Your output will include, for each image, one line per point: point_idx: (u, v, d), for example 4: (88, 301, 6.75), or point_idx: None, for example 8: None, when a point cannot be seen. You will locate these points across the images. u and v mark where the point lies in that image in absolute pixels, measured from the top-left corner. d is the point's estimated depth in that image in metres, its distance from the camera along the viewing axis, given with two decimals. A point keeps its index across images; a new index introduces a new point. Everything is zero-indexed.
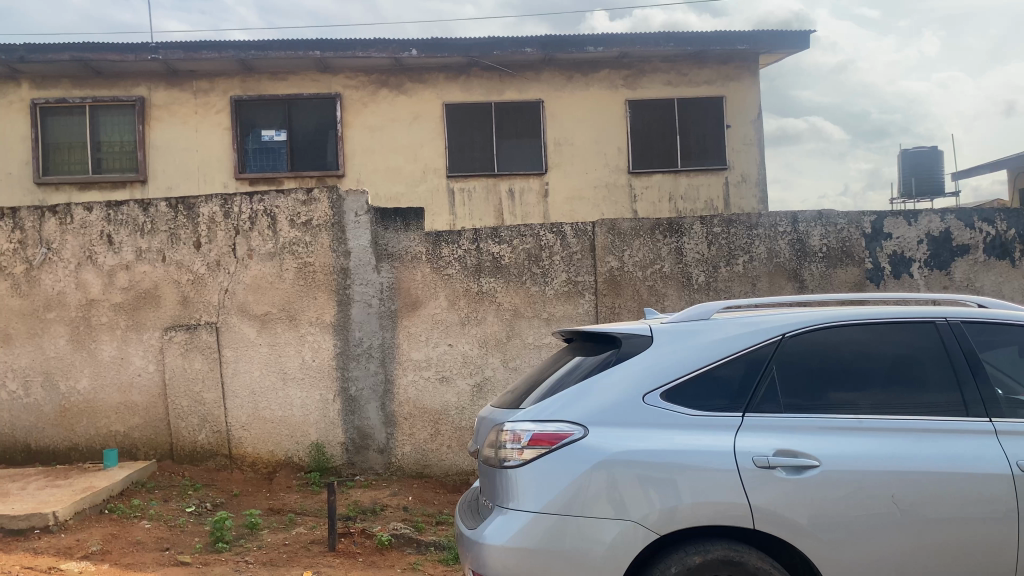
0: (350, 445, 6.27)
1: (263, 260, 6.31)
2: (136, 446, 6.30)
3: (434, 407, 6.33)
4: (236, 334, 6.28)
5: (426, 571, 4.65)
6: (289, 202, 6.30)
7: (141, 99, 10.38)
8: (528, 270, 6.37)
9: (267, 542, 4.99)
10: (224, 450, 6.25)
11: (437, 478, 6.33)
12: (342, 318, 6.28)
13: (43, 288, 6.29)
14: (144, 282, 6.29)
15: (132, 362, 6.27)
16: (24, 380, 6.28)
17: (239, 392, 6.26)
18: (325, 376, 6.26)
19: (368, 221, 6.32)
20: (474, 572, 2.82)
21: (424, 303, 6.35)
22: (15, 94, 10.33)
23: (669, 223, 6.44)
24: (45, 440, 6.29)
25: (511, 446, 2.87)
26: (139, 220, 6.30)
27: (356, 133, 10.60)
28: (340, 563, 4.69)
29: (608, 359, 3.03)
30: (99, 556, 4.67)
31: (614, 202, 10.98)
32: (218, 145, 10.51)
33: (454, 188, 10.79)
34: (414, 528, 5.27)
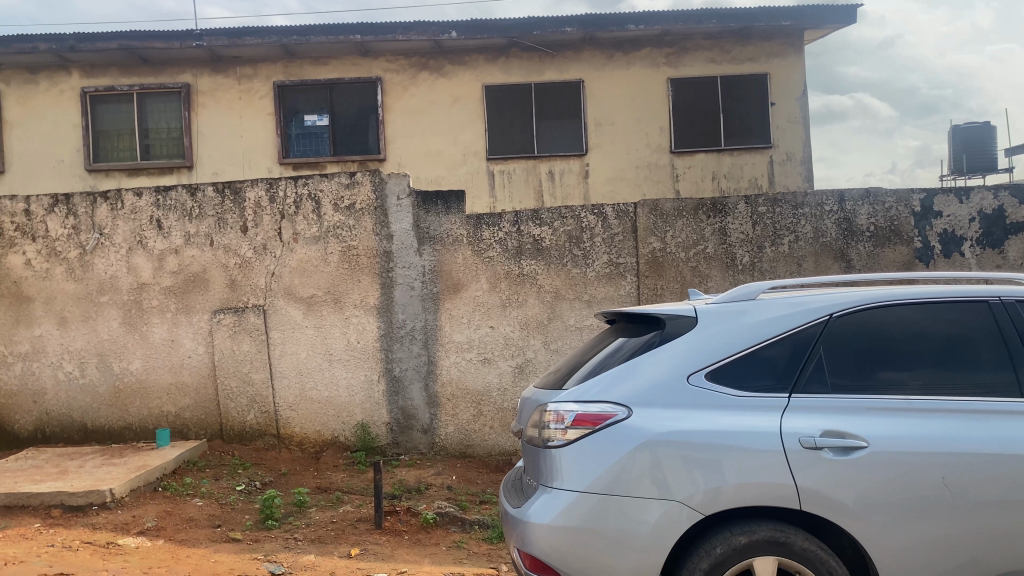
0: (395, 425, 6.36)
1: (307, 244, 6.39)
2: (187, 426, 6.45)
3: (476, 389, 6.38)
4: (283, 316, 6.38)
5: (471, 549, 4.71)
6: (333, 185, 6.37)
7: (187, 86, 10.54)
8: (570, 252, 6.36)
9: (315, 520, 5.09)
10: (271, 429, 6.38)
11: (480, 458, 6.39)
12: (385, 300, 6.35)
13: (97, 272, 6.45)
14: (193, 266, 6.43)
15: (182, 344, 6.42)
16: (79, 361, 6.46)
17: (286, 372, 6.37)
18: (370, 358, 6.35)
19: (410, 204, 6.36)
20: (519, 550, 2.85)
21: (465, 286, 6.39)
22: (66, 83, 10.55)
23: (712, 203, 6.36)
24: (101, 420, 6.47)
25: (555, 426, 2.88)
26: (187, 205, 6.42)
27: (397, 116, 10.65)
28: (386, 540, 4.77)
29: (652, 340, 3.02)
30: (155, 532, 4.82)
31: (656, 182, 10.90)
32: (262, 130, 10.64)
33: (495, 170, 10.79)
34: (458, 507, 5.33)
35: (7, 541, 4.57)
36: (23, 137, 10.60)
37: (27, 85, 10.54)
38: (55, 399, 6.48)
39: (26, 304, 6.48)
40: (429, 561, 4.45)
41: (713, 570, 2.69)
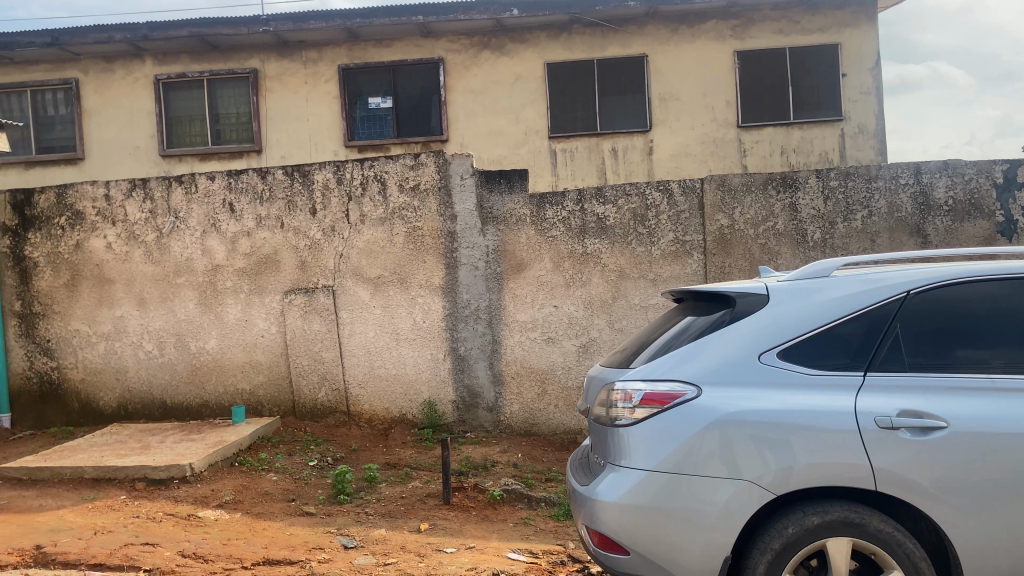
0: (460, 403, 6.45)
1: (374, 226, 6.48)
2: (261, 403, 6.64)
3: (540, 367, 6.40)
4: (351, 297, 6.50)
5: (538, 526, 4.75)
6: (398, 167, 6.44)
7: (255, 71, 10.75)
8: (634, 230, 6.31)
9: (385, 495, 5.20)
10: (341, 407, 6.53)
11: (545, 437, 6.42)
12: (450, 280, 6.41)
13: (173, 255, 6.67)
14: (265, 248, 6.58)
15: (255, 324, 6.60)
16: (158, 340, 6.70)
17: (355, 351, 6.50)
18: (435, 337, 6.43)
19: (473, 184, 6.39)
20: (587, 527, 2.87)
21: (529, 265, 6.40)
22: (140, 70, 10.86)
23: (782, 177, 6.22)
24: (180, 397, 6.71)
25: (622, 405, 2.87)
26: (258, 188, 6.57)
27: (459, 96, 10.67)
28: (454, 515, 4.84)
29: (721, 319, 2.98)
30: (233, 505, 4.99)
31: (722, 158, 10.70)
32: (328, 113, 10.80)
33: (557, 149, 10.74)
34: (524, 485, 5.37)
35: (96, 512, 4.80)
36: (101, 124, 10.97)
37: (104, 74, 10.89)
38: (136, 376, 6.74)
39: (107, 286, 6.73)
40: (496, 537, 4.50)
41: (785, 550, 2.66)
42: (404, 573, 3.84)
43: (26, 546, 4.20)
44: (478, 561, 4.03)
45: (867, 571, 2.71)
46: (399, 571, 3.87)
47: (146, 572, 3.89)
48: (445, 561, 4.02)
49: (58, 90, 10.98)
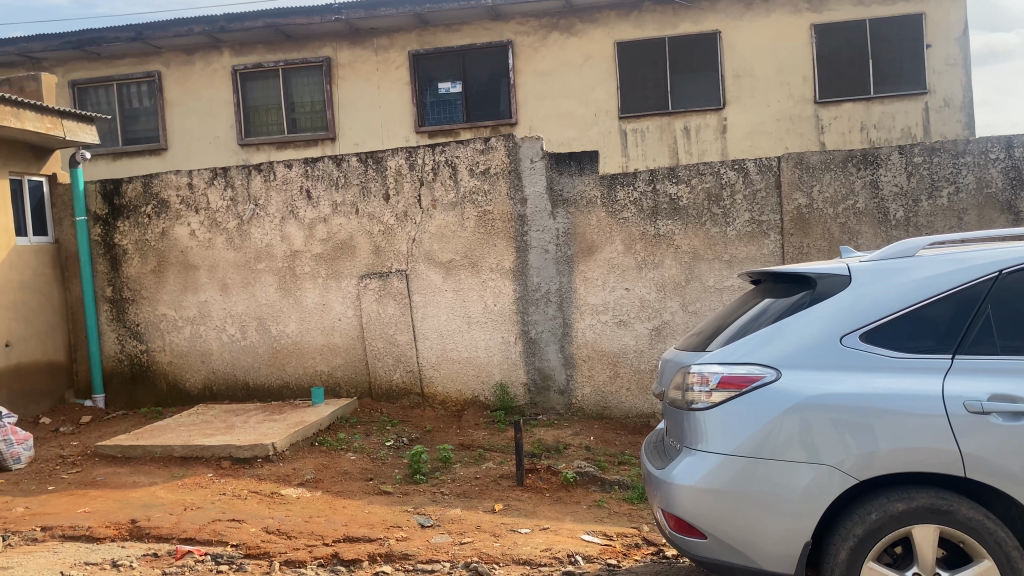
0: (532, 386, 6.49)
1: (445, 210, 6.54)
2: (339, 384, 6.81)
3: (612, 350, 6.38)
4: (424, 280, 6.58)
5: (612, 509, 4.76)
6: (469, 151, 6.47)
7: (327, 60, 10.94)
8: (708, 211, 6.21)
9: (459, 475, 5.28)
10: (416, 389, 6.64)
11: (617, 420, 6.40)
12: (521, 264, 6.43)
13: (253, 241, 6.86)
14: (340, 234, 6.72)
15: (332, 307, 6.76)
16: (241, 324, 6.92)
17: (428, 334, 6.59)
18: (507, 320, 6.47)
19: (543, 167, 6.37)
20: (663, 511, 2.86)
21: (600, 247, 6.36)
22: (218, 62, 11.17)
23: (863, 154, 6.02)
24: (261, 378, 6.92)
25: (699, 388, 2.85)
26: (333, 174, 6.70)
27: (528, 79, 10.64)
28: (529, 497, 4.88)
29: (801, 301, 2.91)
30: (313, 483, 5.14)
31: (798, 135, 10.45)
32: (398, 100, 10.92)
33: (628, 129, 10.63)
34: (597, 467, 5.38)
35: (186, 488, 5.01)
36: (182, 115, 11.33)
37: (184, 66, 11.23)
38: (220, 359, 6.99)
39: (192, 272, 6.98)
40: (571, 519, 4.53)
41: (869, 537, 2.60)
42: (480, 552, 3.90)
43: (122, 520, 4.43)
44: (553, 542, 4.06)
45: (955, 560, 2.63)
46: (476, 550, 3.92)
47: (233, 547, 4.05)
48: (521, 541, 4.06)
49: (142, 83, 11.38)
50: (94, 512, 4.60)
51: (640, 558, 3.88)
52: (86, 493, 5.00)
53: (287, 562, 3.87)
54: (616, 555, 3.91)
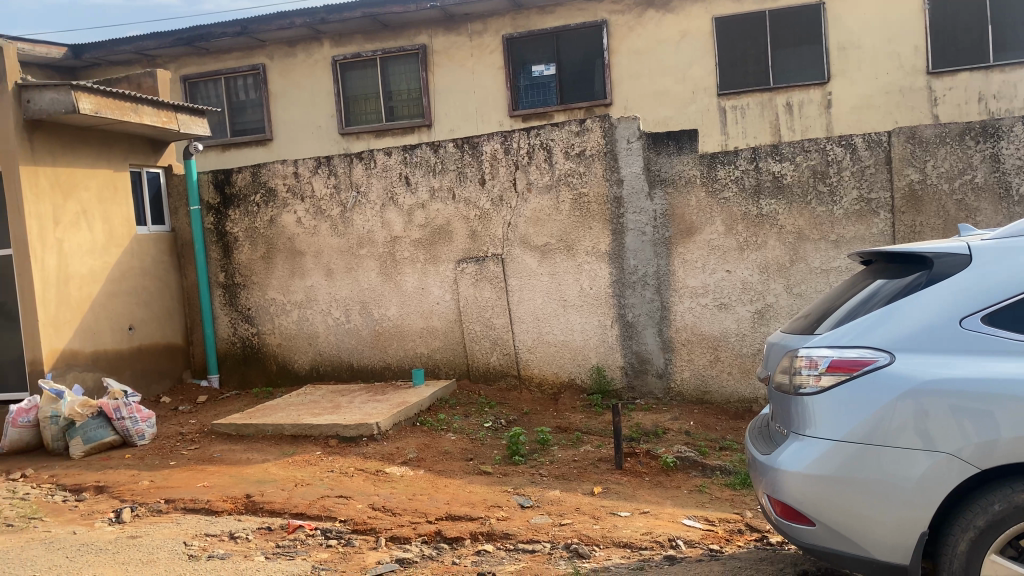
0: (629, 369, 6.44)
1: (540, 194, 6.55)
2: (438, 366, 6.94)
3: (713, 334, 6.26)
4: (520, 264, 6.62)
5: (714, 494, 4.69)
6: (564, 134, 6.44)
7: (423, 47, 11.06)
8: (813, 189, 6.00)
9: (558, 457, 5.31)
10: (513, 371, 6.71)
11: (718, 405, 6.29)
12: (618, 246, 6.38)
13: (356, 228, 7.05)
14: (438, 219, 6.82)
15: (431, 291, 6.88)
16: (345, 308, 7.13)
17: (525, 317, 6.64)
18: (603, 303, 6.45)
19: (640, 148, 6.29)
20: (770, 497, 2.80)
21: (700, 229, 6.24)
22: (319, 53, 11.46)
23: (982, 126, 5.69)
24: (365, 360, 7.13)
25: (807, 372, 2.77)
26: (431, 160, 6.80)
27: (623, 58, 10.50)
28: (628, 480, 4.87)
29: (917, 282, 2.77)
30: (416, 462, 5.27)
31: (909, 108, 9.98)
32: (493, 84, 10.96)
33: (726, 107, 10.37)
34: (698, 452, 5.30)
35: (297, 465, 5.22)
36: (285, 106, 11.70)
37: (287, 58, 11.57)
38: (326, 341, 7.23)
39: (298, 257, 7.24)
40: (671, 503, 4.49)
41: (991, 529, 2.49)
42: (580, 534, 3.91)
43: (238, 494, 4.65)
44: (654, 526, 4.04)
45: None
46: (576, 532, 3.94)
47: (341, 522, 4.20)
48: (620, 524, 4.06)
49: (248, 76, 11.81)
50: (212, 487, 4.85)
51: (743, 544, 3.81)
52: (204, 468, 5.28)
53: (392, 538, 3.99)
54: (719, 541, 3.86)
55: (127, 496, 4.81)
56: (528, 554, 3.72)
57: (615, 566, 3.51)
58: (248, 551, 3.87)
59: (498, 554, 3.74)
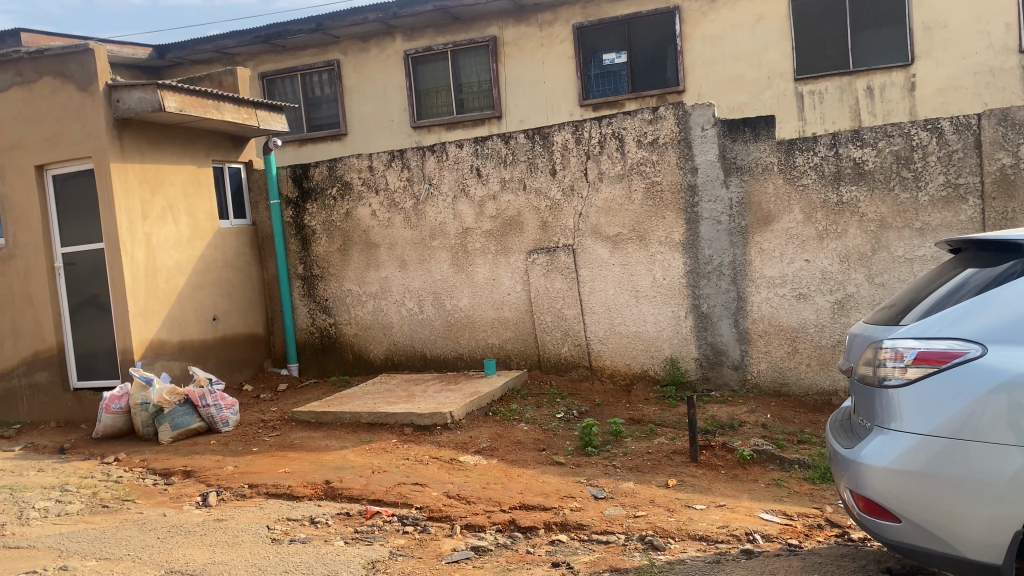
0: (705, 361, 6.36)
1: (612, 183, 6.50)
2: (510, 356, 6.98)
3: (791, 325, 6.12)
4: (591, 255, 6.60)
5: (792, 488, 4.60)
6: (636, 122, 6.38)
7: (494, 39, 11.08)
8: (897, 174, 5.79)
9: (631, 449, 5.28)
10: (584, 361, 6.70)
11: (796, 397, 6.15)
12: (692, 236, 6.30)
13: (429, 220, 7.13)
14: (509, 211, 6.85)
15: (502, 282, 6.92)
16: (418, 299, 7.23)
17: (596, 308, 6.61)
18: (677, 294, 6.37)
19: (715, 135, 6.18)
20: (851, 492, 2.73)
21: (777, 217, 6.10)
22: (391, 47, 11.59)
23: None
24: (438, 350, 7.22)
25: (892, 364, 2.68)
26: (502, 152, 6.82)
27: (696, 45, 10.32)
28: (704, 473, 4.81)
29: (1010, 271, 2.66)
30: (489, 451, 5.32)
31: (1000, 89, 9.54)
32: (563, 74, 10.92)
33: (804, 92, 10.10)
34: (775, 445, 5.20)
35: (373, 453, 5.33)
36: (359, 101, 11.89)
37: (361, 53, 11.75)
38: (400, 331, 7.34)
39: (373, 250, 7.36)
40: (748, 497, 4.42)
41: None
42: (654, 526, 3.88)
43: (318, 480, 4.78)
44: (730, 519, 3.98)
45: None
46: (651, 524, 3.92)
47: (417, 509, 4.28)
48: (696, 517, 4.02)
49: (323, 72, 12.04)
50: (293, 472, 4.99)
51: (823, 540, 3.73)
52: (285, 455, 5.43)
53: (467, 526, 4.03)
54: (797, 535, 3.79)
55: (212, 480, 4.99)
56: (602, 545, 3.71)
57: (691, 559, 3.48)
58: (328, 536, 3.97)
59: (572, 545, 3.75)
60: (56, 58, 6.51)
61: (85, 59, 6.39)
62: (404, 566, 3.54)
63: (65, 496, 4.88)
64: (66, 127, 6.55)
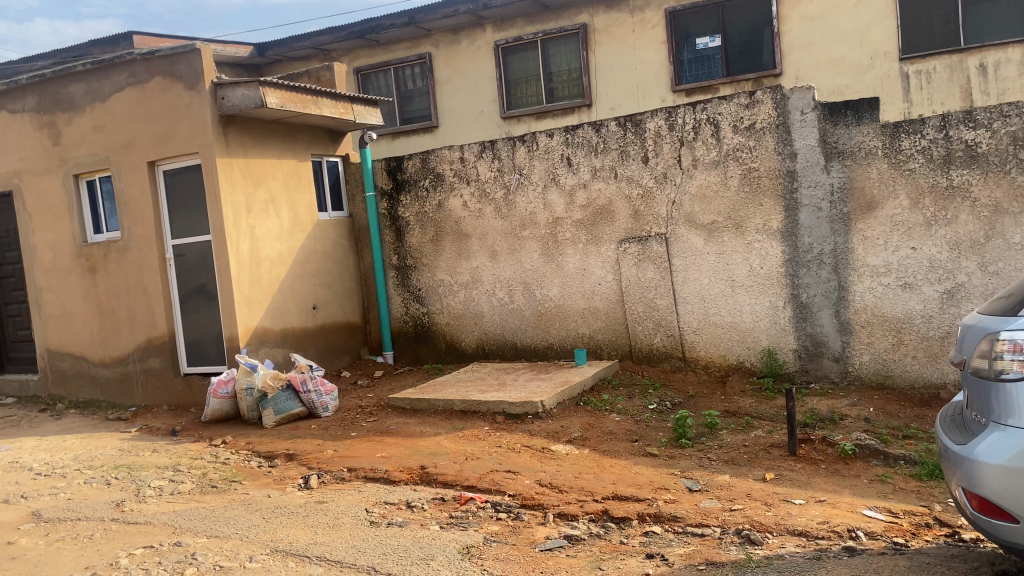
0: (803, 352, 6.18)
1: (707, 169, 6.37)
2: (600, 346, 6.96)
3: (895, 316, 5.87)
4: (685, 243, 6.50)
5: (897, 485, 4.42)
6: (732, 107, 6.23)
7: (584, 26, 11.00)
8: (1014, 157, 5.47)
9: (726, 442, 5.19)
10: (677, 352, 6.61)
11: (901, 391, 5.90)
12: (791, 223, 6.11)
13: (519, 210, 7.16)
14: (600, 200, 6.81)
15: (593, 272, 6.89)
16: (509, 289, 7.28)
17: (690, 299, 6.51)
18: (775, 283, 6.21)
19: (816, 119, 5.98)
20: (964, 491, 2.61)
21: (881, 203, 5.85)
22: (482, 39, 11.65)
23: None
24: (529, 339, 7.25)
25: (1010, 357, 2.57)
26: (593, 140, 6.78)
27: (794, 26, 10.00)
28: (802, 467, 4.69)
29: None
30: (581, 441, 5.32)
31: None
32: (655, 60, 10.75)
33: (910, 72, 9.65)
34: (878, 440, 5.01)
35: (466, 440, 5.41)
36: (450, 93, 12.02)
37: (452, 45, 11.86)
38: (491, 321, 7.41)
39: (465, 240, 7.44)
40: (850, 493, 4.28)
41: None
42: (751, 520, 3.81)
43: (413, 465, 4.88)
44: (831, 515, 3.86)
45: None
46: (747, 518, 3.84)
47: (510, 496, 4.32)
48: (795, 512, 3.91)
49: (415, 65, 12.22)
50: (389, 457, 5.12)
51: (931, 539, 3.58)
52: (381, 440, 5.57)
53: (560, 515, 4.05)
54: (903, 534, 3.65)
55: (314, 463, 5.17)
56: (697, 538, 3.67)
57: (791, 555, 3.39)
58: (424, 520, 4.06)
59: (666, 537, 3.72)
60: (166, 58, 6.82)
61: (192, 59, 6.68)
62: (498, 552, 3.59)
63: (177, 475, 5.14)
64: (175, 124, 6.86)
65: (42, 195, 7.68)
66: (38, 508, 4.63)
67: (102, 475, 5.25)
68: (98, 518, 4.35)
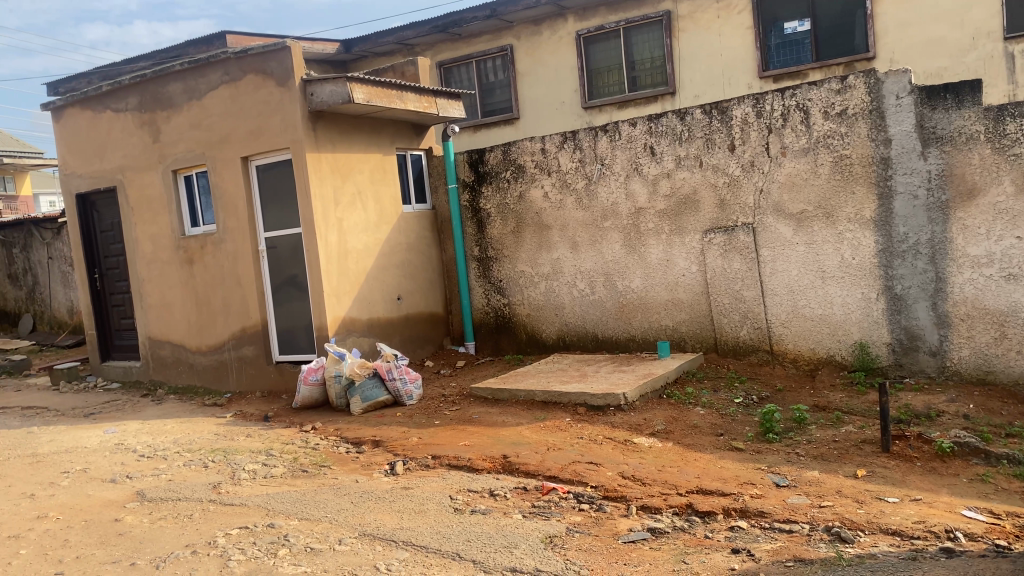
0: (897, 346, 5.97)
1: (796, 157, 6.20)
2: (685, 338, 6.87)
3: (998, 308, 5.59)
4: (773, 233, 6.35)
5: (1000, 485, 4.23)
6: (823, 93, 6.05)
7: (667, 13, 10.79)
8: None
9: (815, 437, 5.06)
10: (764, 345, 6.47)
11: (1004, 387, 5.62)
12: (885, 212, 5.89)
13: (601, 200, 7.12)
14: (684, 189, 6.70)
15: (677, 263, 6.80)
16: (590, 279, 7.26)
17: (779, 290, 6.36)
18: (868, 275, 6.01)
19: (912, 103, 5.72)
20: None
21: (984, 190, 5.57)
22: (563, 29, 11.60)
23: None
24: (610, 330, 7.22)
25: None
26: (677, 129, 6.68)
27: (889, 7, 9.62)
28: (896, 464, 4.53)
29: None
30: (664, 434, 5.27)
31: None
32: (741, 45, 10.49)
33: (1015, 51, 9.16)
34: (979, 438, 4.79)
35: (548, 430, 5.42)
36: (531, 84, 12.02)
37: (533, 36, 11.85)
38: (572, 312, 7.41)
39: (546, 231, 7.46)
40: (948, 492, 4.12)
41: None
42: (842, 518, 3.70)
43: (496, 454, 4.93)
44: (926, 514, 3.72)
45: None
46: (838, 515, 3.74)
47: (593, 488, 4.32)
48: (888, 510, 3.78)
49: (497, 57, 12.27)
50: (472, 446, 5.18)
51: None
52: (464, 429, 5.65)
53: (643, 507, 4.03)
54: (1005, 536, 3.49)
55: (399, 450, 5.28)
56: (785, 534, 3.59)
57: (883, 554, 3.29)
58: (507, 509, 4.10)
59: (753, 532, 3.66)
60: (258, 56, 7.04)
61: (282, 56, 6.88)
62: (581, 542, 3.60)
63: (270, 460, 5.33)
64: (267, 120, 7.09)
65: (144, 190, 8.06)
66: (142, 487, 4.88)
67: (200, 458, 5.49)
68: (196, 499, 4.55)
